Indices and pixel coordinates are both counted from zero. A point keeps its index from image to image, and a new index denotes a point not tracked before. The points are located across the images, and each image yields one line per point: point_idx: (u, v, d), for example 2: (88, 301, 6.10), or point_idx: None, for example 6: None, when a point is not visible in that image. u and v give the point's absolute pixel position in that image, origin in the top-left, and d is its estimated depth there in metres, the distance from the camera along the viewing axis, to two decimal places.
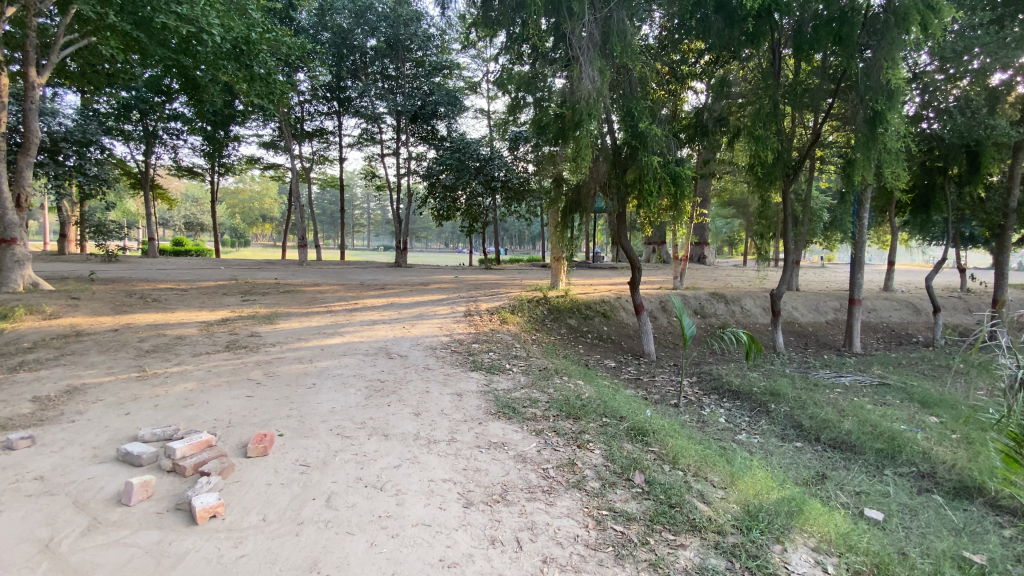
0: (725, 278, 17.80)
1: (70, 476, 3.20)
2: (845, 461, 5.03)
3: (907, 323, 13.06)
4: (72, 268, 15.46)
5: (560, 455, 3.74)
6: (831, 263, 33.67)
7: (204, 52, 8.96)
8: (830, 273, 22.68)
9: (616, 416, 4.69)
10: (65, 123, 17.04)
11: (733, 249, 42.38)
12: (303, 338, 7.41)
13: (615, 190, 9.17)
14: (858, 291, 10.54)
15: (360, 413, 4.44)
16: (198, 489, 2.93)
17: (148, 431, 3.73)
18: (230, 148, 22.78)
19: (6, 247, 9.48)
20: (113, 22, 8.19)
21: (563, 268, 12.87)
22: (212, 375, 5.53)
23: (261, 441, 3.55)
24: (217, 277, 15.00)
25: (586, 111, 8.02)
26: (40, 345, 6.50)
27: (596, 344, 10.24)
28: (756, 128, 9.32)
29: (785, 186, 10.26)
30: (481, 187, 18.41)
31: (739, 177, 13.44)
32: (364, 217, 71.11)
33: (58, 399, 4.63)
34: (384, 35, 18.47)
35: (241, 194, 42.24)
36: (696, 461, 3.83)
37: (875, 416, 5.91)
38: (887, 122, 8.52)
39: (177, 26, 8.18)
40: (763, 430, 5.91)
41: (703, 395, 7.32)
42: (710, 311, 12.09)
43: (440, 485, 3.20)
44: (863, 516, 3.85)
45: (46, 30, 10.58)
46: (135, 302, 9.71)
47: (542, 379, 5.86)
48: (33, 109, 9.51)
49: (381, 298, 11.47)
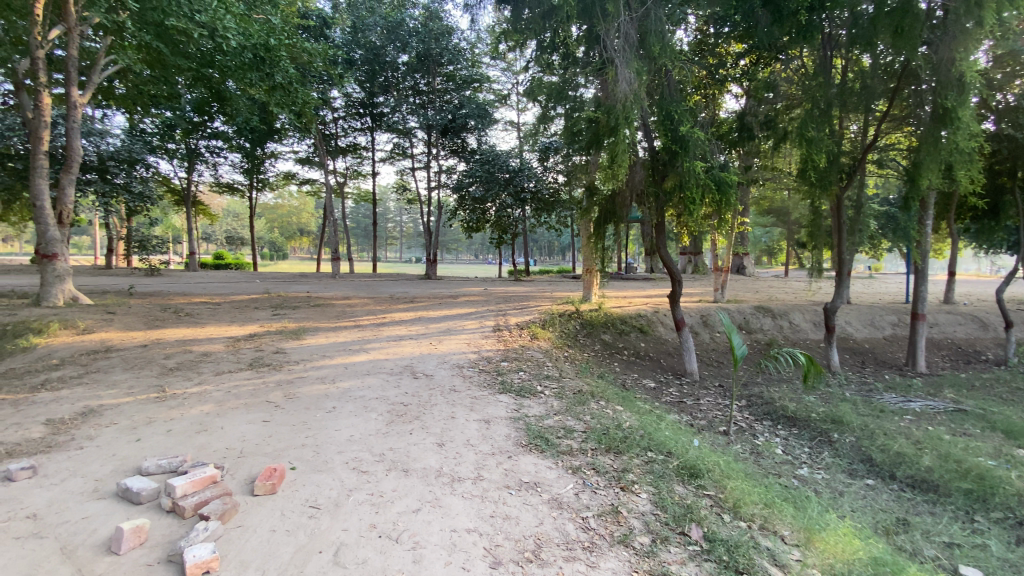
0: (769, 291, 16.91)
1: (65, 515, 2.92)
2: (928, 505, 4.38)
3: (974, 339, 11.97)
4: (115, 282, 15.88)
5: (600, 500, 3.27)
6: (881, 274, 31.67)
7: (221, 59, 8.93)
8: (883, 285, 21.28)
9: (663, 450, 4.17)
10: (113, 143, 17.56)
11: (773, 258, 40.69)
12: (328, 355, 7.16)
13: (653, 200, 8.67)
14: (921, 304, 9.65)
15: (379, 442, 4.09)
16: (194, 537, 2.60)
17: (152, 462, 3.46)
18: (267, 164, 23.31)
19: (48, 262, 9.62)
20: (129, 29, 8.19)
21: (596, 281, 12.38)
22: (231, 396, 5.27)
23: (269, 478, 3.23)
24: (249, 290, 15.10)
25: (622, 115, 7.48)
26: (67, 363, 6.45)
27: (633, 361, 9.70)
28: (809, 128, 8.60)
29: (840, 192, 9.50)
30: (511, 199, 18.07)
31: (782, 185, 12.66)
32: (396, 231, 72.28)
33: (72, 422, 4.44)
34: (415, 50, 18.53)
35: (280, 209, 43.49)
36: (762, 509, 3.30)
37: (958, 449, 5.18)
38: (959, 119, 7.90)
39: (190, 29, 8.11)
40: (827, 463, 5.27)
41: (755, 421, 6.68)
42: (755, 326, 11.37)
43: (464, 538, 2.79)
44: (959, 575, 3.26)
45: (90, 52, 10.89)
46: (167, 316, 9.72)
47: (577, 404, 5.39)
48: (75, 129, 9.69)
49: (409, 312, 11.20)
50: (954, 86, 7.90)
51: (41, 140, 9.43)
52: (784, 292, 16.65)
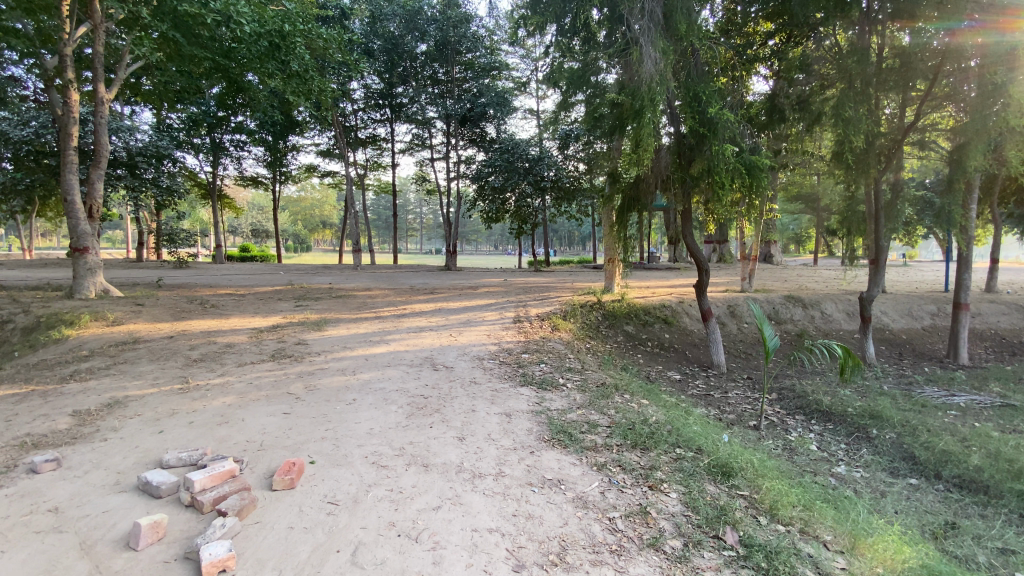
0: (798, 280, 16.37)
1: (85, 510, 2.91)
2: (977, 507, 4.11)
3: (1020, 329, 11.35)
4: (146, 275, 16.26)
5: (627, 499, 3.13)
6: (915, 261, 30.43)
7: (237, 45, 8.91)
8: (920, 273, 20.41)
9: (692, 447, 3.99)
10: (141, 139, 17.81)
11: (801, 247, 39.49)
12: (349, 347, 7.13)
13: (679, 186, 8.35)
14: (964, 294, 9.17)
15: (399, 436, 4.00)
16: (210, 534, 2.54)
17: (173, 455, 3.44)
18: (289, 157, 23.50)
19: (79, 256, 9.81)
20: (146, 18, 8.22)
21: (618, 271, 12.11)
22: (253, 388, 5.26)
23: (288, 473, 3.17)
24: (273, 282, 15.25)
25: (647, 96, 7.17)
26: (96, 354, 6.55)
27: (657, 353, 9.47)
28: (846, 107, 8.09)
29: (879, 176, 9.03)
30: (530, 188, 17.90)
31: (813, 170, 12.14)
32: (416, 222, 72.58)
33: (97, 413, 4.48)
34: (434, 39, 18.37)
35: (303, 202, 44.08)
36: (802, 513, 3.11)
37: (1009, 448, 4.86)
38: (1010, 96, 7.42)
39: (202, 14, 8.09)
40: (866, 461, 5.03)
41: (787, 416, 6.43)
42: (785, 316, 10.99)
43: (486, 538, 2.68)
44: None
45: (116, 49, 10.97)
46: (194, 308, 9.86)
47: (601, 398, 5.22)
48: (102, 124, 9.82)
49: (429, 303, 11.13)
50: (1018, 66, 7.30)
51: (70, 136, 9.56)
52: (815, 281, 16.10)
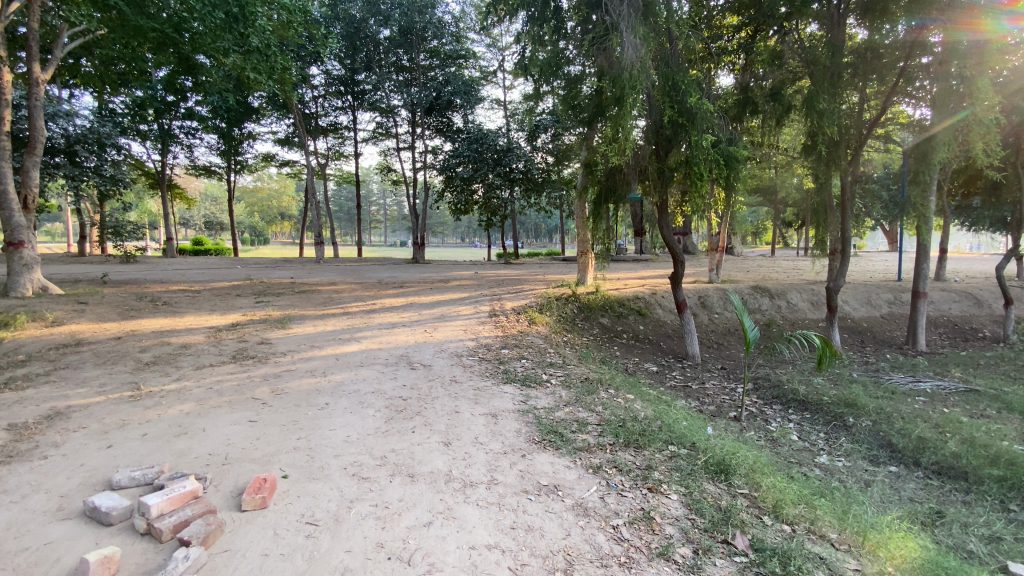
0: (761, 270, 16.74)
1: (22, 542, 2.52)
2: (960, 494, 4.18)
3: (969, 316, 11.93)
4: (89, 270, 15.11)
5: (628, 503, 2.98)
6: (864, 251, 32.01)
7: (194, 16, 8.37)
8: (872, 262, 21.36)
9: (686, 443, 3.88)
10: (80, 124, 16.22)
11: (760, 237, 41.04)
12: (317, 346, 6.73)
13: (656, 178, 8.27)
14: (923, 282, 9.48)
15: (379, 443, 3.73)
16: (172, 571, 2.21)
17: (125, 474, 3.07)
18: (245, 145, 22.37)
19: (13, 250, 8.91)
20: None
21: (590, 263, 11.99)
22: (213, 394, 4.84)
23: (260, 490, 2.87)
24: (230, 277, 14.45)
25: (629, 83, 6.99)
26: (34, 359, 5.92)
27: (632, 345, 9.44)
28: (820, 99, 8.15)
29: (848, 169, 9.09)
30: (499, 179, 17.50)
31: (776, 163, 12.37)
32: (380, 214, 71.13)
33: (35, 427, 3.99)
34: (397, 24, 17.63)
35: (260, 193, 42.31)
36: (804, 511, 3.05)
37: (979, 433, 5.00)
38: (980, 92, 7.53)
39: None
40: (847, 450, 5.08)
41: (765, 406, 6.47)
42: (753, 306, 11.20)
43: (486, 557, 2.47)
44: (1006, 571, 3.02)
45: (52, 27, 9.99)
46: (144, 305, 9.15)
47: (586, 395, 5.07)
48: (37, 107, 8.90)
49: (399, 297, 10.75)
50: (974, 69, 7.62)
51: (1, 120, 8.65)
52: (778, 271, 16.49)
